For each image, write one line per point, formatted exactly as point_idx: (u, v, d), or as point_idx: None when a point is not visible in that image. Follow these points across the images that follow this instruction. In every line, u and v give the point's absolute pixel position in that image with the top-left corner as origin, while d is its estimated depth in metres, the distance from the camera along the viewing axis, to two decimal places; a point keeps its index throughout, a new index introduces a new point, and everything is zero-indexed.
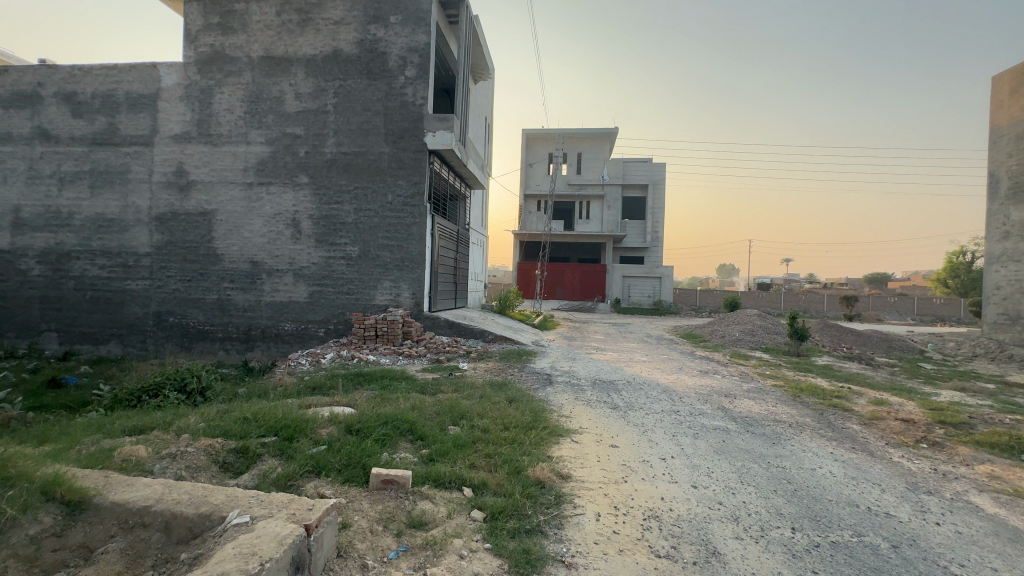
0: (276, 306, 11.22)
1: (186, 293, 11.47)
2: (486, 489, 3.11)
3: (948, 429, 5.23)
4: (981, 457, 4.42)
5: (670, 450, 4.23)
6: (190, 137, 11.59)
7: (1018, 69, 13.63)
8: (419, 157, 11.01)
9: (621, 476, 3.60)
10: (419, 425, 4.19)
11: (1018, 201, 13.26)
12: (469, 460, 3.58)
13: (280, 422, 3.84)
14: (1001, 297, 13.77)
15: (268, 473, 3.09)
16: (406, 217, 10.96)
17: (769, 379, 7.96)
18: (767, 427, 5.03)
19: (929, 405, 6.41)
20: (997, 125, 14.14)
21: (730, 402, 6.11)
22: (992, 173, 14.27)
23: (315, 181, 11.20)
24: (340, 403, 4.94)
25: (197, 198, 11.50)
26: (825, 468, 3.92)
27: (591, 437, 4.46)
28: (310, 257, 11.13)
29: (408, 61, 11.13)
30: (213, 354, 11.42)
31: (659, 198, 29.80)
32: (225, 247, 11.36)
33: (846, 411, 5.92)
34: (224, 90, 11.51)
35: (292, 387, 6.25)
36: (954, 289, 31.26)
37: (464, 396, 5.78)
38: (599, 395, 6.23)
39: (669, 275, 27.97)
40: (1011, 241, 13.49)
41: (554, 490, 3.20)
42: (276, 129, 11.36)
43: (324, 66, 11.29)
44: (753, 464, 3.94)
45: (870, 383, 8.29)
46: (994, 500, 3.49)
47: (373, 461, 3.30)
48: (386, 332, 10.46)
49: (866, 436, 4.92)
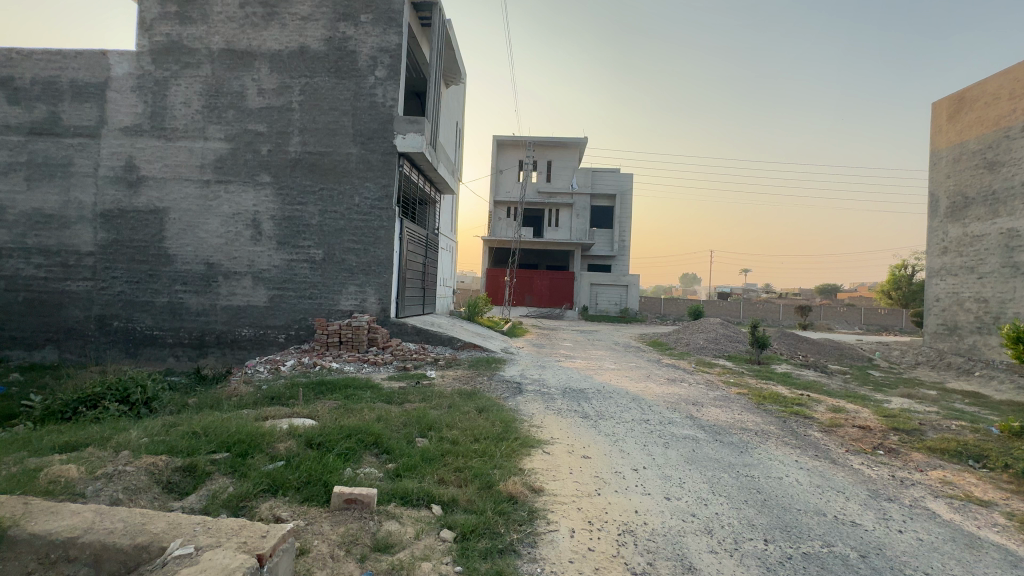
0: (232, 310, 10.67)
1: (133, 295, 10.76)
2: (456, 506, 2.97)
3: (902, 435, 5.44)
4: (933, 462, 4.61)
5: (642, 460, 4.20)
6: (142, 131, 10.94)
7: (954, 97, 14.65)
8: (389, 159, 10.76)
9: (594, 488, 3.53)
10: (385, 438, 4.00)
11: (956, 219, 14.18)
12: (438, 474, 3.42)
13: (233, 436, 3.56)
14: (941, 308, 14.63)
15: (218, 494, 2.84)
16: (373, 220, 10.68)
17: (733, 387, 8.10)
18: (734, 435, 5.10)
19: (882, 412, 6.66)
20: (937, 148, 15.13)
21: (698, 411, 6.17)
22: (932, 192, 15.22)
23: (278, 180, 10.75)
24: (301, 414, 4.66)
25: (148, 195, 10.84)
26: (792, 477, 3.97)
27: (563, 448, 4.38)
28: (271, 260, 10.66)
29: (379, 61, 10.88)
30: (162, 362, 10.74)
31: (627, 208, 30.38)
32: (178, 247, 10.74)
33: (807, 418, 6.08)
34: (180, 82, 10.94)
35: (248, 397, 5.91)
36: (897, 301, 33.18)
37: (432, 405, 5.60)
38: (569, 404, 6.17)
39: (635, 284, 28.49)
40: (950, 257, 14.40)
41: (527, 505, 3.09)
42: (237, 125, 10.86)
43: (289, 62, 10.91)
44: (723, 473, 3.96)
45: (827, 391, 8.59)
46: (949, 506, 3.61)
47: (335, 478, 3.10)
48: (351, 338, 10.21)
49: (827, 444, 5.05)
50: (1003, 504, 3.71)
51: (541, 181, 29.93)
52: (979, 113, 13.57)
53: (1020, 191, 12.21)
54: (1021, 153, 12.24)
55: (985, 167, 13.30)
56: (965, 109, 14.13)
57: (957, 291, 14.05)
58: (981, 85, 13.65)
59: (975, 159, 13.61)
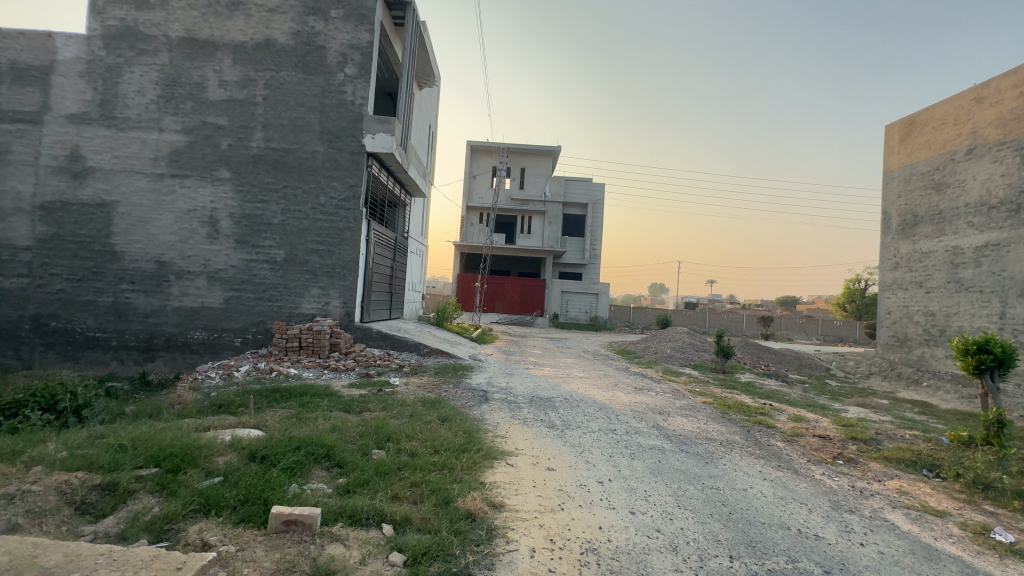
0: (184, 312, 10.08)
1: (74, 294, 10.02)
2: (408, 525, 2.76)
3: (860, 445, 5.54)
4: (890, 472, 4.69)
5: (607, 472, 4.08)
6: (90, 119, 10.27)
7: (904, 120, 15.46)
8: (357, 158, 10.45)
9: (557, 503, 3.38)
10: (338, 450, 3.76)
11: (906, 236, 14.90)
12: (392, 490, 3.20)
13: (166, 449, 3.25)
14: (892, 321, 15.28)
15: (140, 515, 2.55)
16: (339, 221, 10.32)
17: (698, 397, 8.13)
18: (700, 445, 5.06)
19: (841, 422, 6.79)
20: (889, 168, 15.91)
21: (664, 420, 6.13)
22: (885, 210, 15.97)
23: (238, 176, 10.27)
24: (248, 424, 4.34)
25: (94, 187, 10.16)
26: (756, 488, 3.93)
27: (526, 460, 4.22)
28: (228, 260, 10.13)
29: (349, 58, 10.59)
30: (105, 366, 10.02)
31: (598, 217, 30.72)
32: (125, 244, 10.08)
33: (770, 427, 6.13)
34: (134, 69, 10.34)
35: (193, 405, 5.50)
36: (852, 313, 34.66)
37: (393, 414, 5.36)
38: (536, 413, 6.03)
39: (606, 292, 28.73)
40: (900, 271, 15.09)
41: (486, 524, 2.89)
42: (195, 117, 10.34)
43: (254, 54, 10.48)
44: (688, 485, 3.89)
45: (787, 400, 8.76)
46: (906, 516, 3.65)
47: (277, 496, 2.85)
48: (312, 343, 9.67)
49: (789, 454, 5.07)
50: (956, 514, 3.78)
51: (514, 188, 29.94)
52: (927, 137, 14.34)
53: (964, 211, 12.92)
54: (965, 175, 12.96)
55: (933, 188, 14.04)
56: (915, 133, 14.91)
57: (907, 304, 14.70)
58: (929, 110, 14.44)
59: (924, 180, 14.36)
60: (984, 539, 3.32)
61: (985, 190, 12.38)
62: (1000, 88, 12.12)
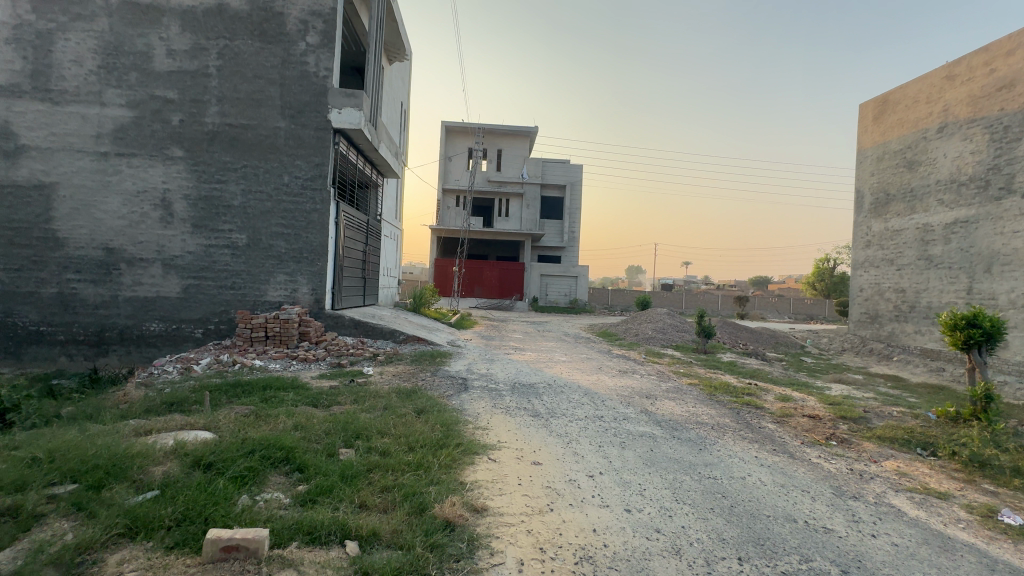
0: (138, 303, 9.35)
1: (13, 286, 9.16)
2: (376, 541, 2.39)
3: (851, 424, 5.39)
4: (885, 452, 4.53)
5: (598, 464, 3.79)
6: (21, 91, 9.29)
7: (878, 99, 15.49)
8: (323, 135, 9.78)
9: (545, 503, 3.06)
10: (299, 453, 3.33)
11: (879, 214, 15.02)
12: (359, 498, 2.82)
13: (90, 461, 2.79)
14: (864, 298, 15.48)
15: (44, 545, 2.12)
16: (305, 202, 9.68)
17: (684, 378, 7.94)
18: (691, 431, 4.82)
19: (827, 400, 6.68)
20: (863, 147, 15.99)
21: (652, 404, 5.88)
22: (859, 189, 16.08)
23: (192, 155, 9.48)
24: (196, 427, 3.83)
25: (30, 167, 9.23)
26: (755, 476, 3.70)
27: (511, 454, 3.89)
28: (184, 245, 9.39)
29: (310, 26, 9.82)
30: (51, 362, 9.25)
31: (576, 199, 30.40)
32: (69, 229, 9.23)
33: (758, 408, 5.94)
34: (69, 36, 9.35)
35: (141, 404, 4.95)
36: (821, 292, 35.46)
37: (364, 408, 4.94)
38: (518, 401, 5.69)
39: (585, 275, 28.54)
40: (873, 249, 15.25)
41: (466, 535, 2.53)
42: (141, 90, 9.45)
43: (204, 20, 9.59)
44: (684, 476, 3.62)
45: (771, 378, 8.69)
46: (910, 501, 3.46)
47: (221, 513, 2.45)
48: (279, 333, 9.08)
49: (782, 436, 4.88)
50: (959, 495, 3.61)
51: (491, 170, 29.31)
52: (900, 115, 14.38)
53: (935, 188, 13.02)
54: (936, 153, 13.02)
55: (905, 166, 14.11)
56: (889, 111, 14.94)
57: (879, 281, 14.89)
58: (902, 88, 14.47)
59: (896, 158, 14.43)
60: (993, 523, 3.15)
61: (955, 168, 12.46)
62: (972, 66, 12.16)
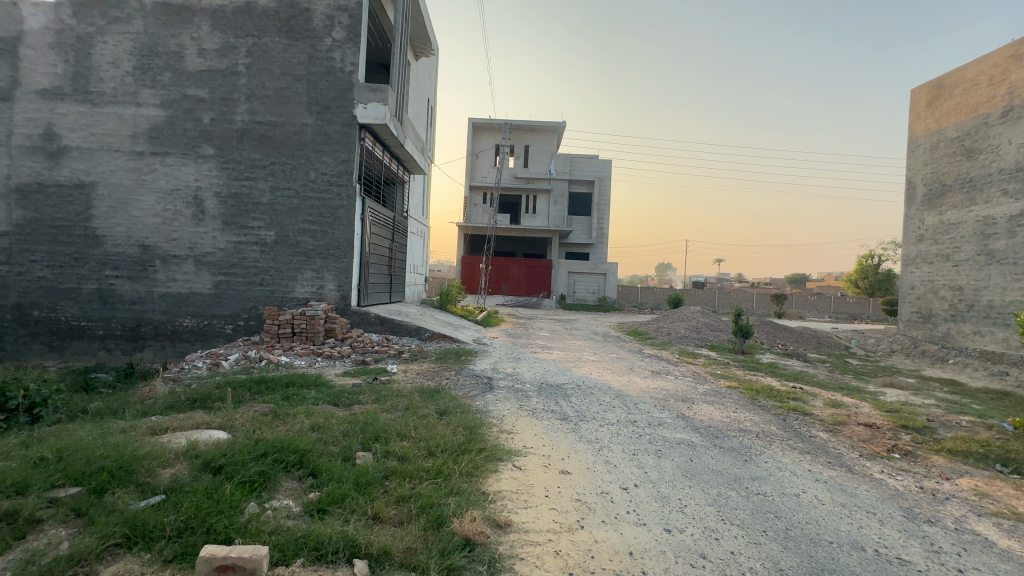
0: (172, 299, 9.52)
1: (56, 282, 9.46)
2: (387, 561, 2.17)
3: (914, 435, 4.86)
4: (957, 468, 4.04)
5: (633, 475, 3.47)
6: (63, 94, 9.58)
7: (932, 83, 14.40)
8: (349, 131, 9.72)
9: (575, 519, 2.77)
10: (314, 456, 3.16)
11: (932, 207, 13.98)
12: (373, 509, 2.61)
13: (96, 463, 2.67)
14: (916, 296, 14.47)
15: (36, 556, 1.98)
16: (331, 198, 9.65)
17: (721, 380, 7.49)
18: (734, 439, 4.42)
19: (884, 407, 6.12)
20: (915, 135, 14.91)
21: (689, 408, 5.50)
22: (910, 180, 15.01)
23: (222, 152, 9.58)
24: (210, 428, 3.70)
25: (72, 167, 9.52)
26: (810, 494, 3.30)
27: (537, 462, 3.61)
28: (215, 242, 9.51)
29: (336, 21, 9.77)
30: (92, 356, 9.54)
31: (605, 194, 29.84)
32: (107, 227, 9.47)
33: (807, 415, 5.47)
34: (107, 39, 9.58)
35: (165, 400, 4.92)
36: (864, 289, 33.61)
37: (385, 407, 4.78)
38: (546, 403, 5.41)
39: (614, 272, 27.91)
40: (925, 244, 14.21)
41: (487, 556, 2.29)
42: (174, 90, 9.61)
43: (233, 19, 9.66)
44: (730, 491, 3.26)
45: (817, 381, 8.10)
46: (998, 528, 2.99)
47: (224, 524, 2.27)
48: (305, 329, 9.04)
49: (837, 446, 4.43)
50: None
51: (518, 166, 29.05)
52: (957, 100, 13.32)
53: (997, 178, 11.98)
54: (999, 140, 11.97)
55: (962, 155, 13.06)
56: (944, 96, 13.85)
57: (932, 279, 13.87)
58: (960, 71, 13.38)
59: (953, 146, 13.38)
60: None
61: (1021, 155, 11.42)
62: None
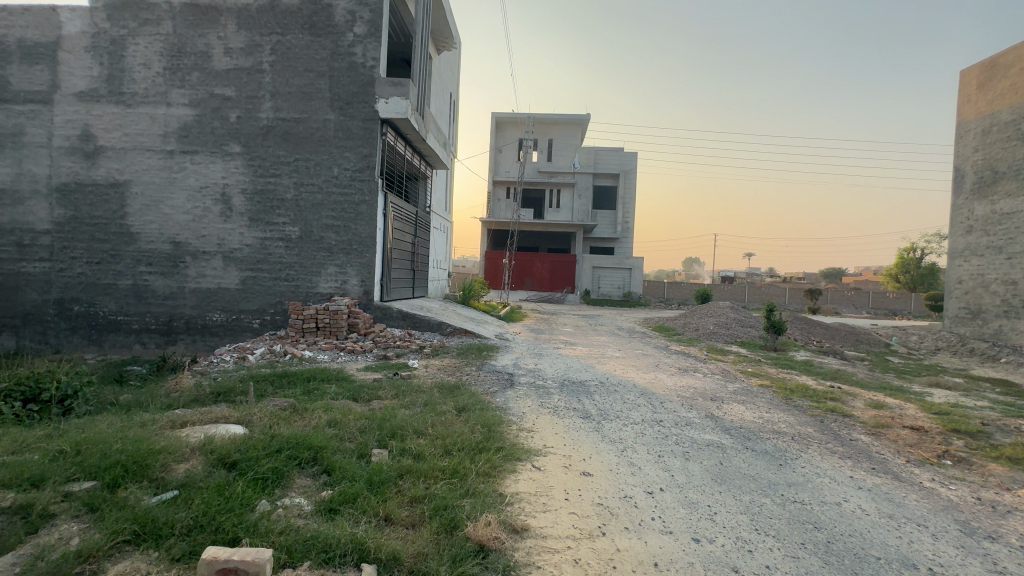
0: (202, 294, 9.75)
1: (94, 278, 9.80)
2: (396, 566, 2.08)
3: (967, 440, 4.49)
4: (1018, 477, 3.69)
5: (658, 479, 3.28)
6: (98, 96, 9.88)
7: (984, 63, 13.47)
8: (370, 125, 9.71)
9: (596, 524, 2.62)
10: (328, 453, 3.09)
11: (983, 195, 13.09)
12: (386, 509, 2.52)
13: (112, 458, 2.66)
14: (964, 291, 13.61)
15: (45, 552, 1.96)
16: (353, 193, 9.68)
17: (753, 378, 7.16)
18: (767, 442, 4.16)
19: (931, 409, 5.72)
20: (964, 120, 13.98)
21: (718, 408, 5.25)
22: (958, 167, 14.11)
23: (248, 150, 9.73)
24: (229, 423, 3.69)
25: (107, 167, 9.83)
26: (853, 503, 3.06)
27: (557, 462, 3.47)
28: (242, 238, 9.68)
29: (358, 16, 9.76)
30: (128, 349, 9.87)
31: (630, 188, 29.28)
32: (141, 225, 9.76)
33: (846, 417, 5.14)
34: (138, 41, 9.83)
35: (190, 393, 4.97)
36: (906, 285, 32.00)
37: (404, 403, 4.71)
38: (568, 401, 5.24)
39: (639, 266, 27.34)
40: (975, 235, 13.33)
41: (501, 563, 2.16)
42: (202, 89, 9.79)
43: (258, 17, 9.77)
44: (763, 499, 3.04)
45: (857, 380, 7.68)
46: None
47: (233, 522, 2.21)
48: (329, 324, 9.05)
49: (880, 451, 4.12)
50: None
51: (542, 160, 28.91)
52: (1012, 80, 12.39)
53: None
54: None
55: (1018, 139, 12.16)
56: (997, 77, 12.93)
57: (983, 272, 13.01)
58: (1016, 49, 12.45)
59: (1007, 130, 12.47)
60: None
61: None
62: None
